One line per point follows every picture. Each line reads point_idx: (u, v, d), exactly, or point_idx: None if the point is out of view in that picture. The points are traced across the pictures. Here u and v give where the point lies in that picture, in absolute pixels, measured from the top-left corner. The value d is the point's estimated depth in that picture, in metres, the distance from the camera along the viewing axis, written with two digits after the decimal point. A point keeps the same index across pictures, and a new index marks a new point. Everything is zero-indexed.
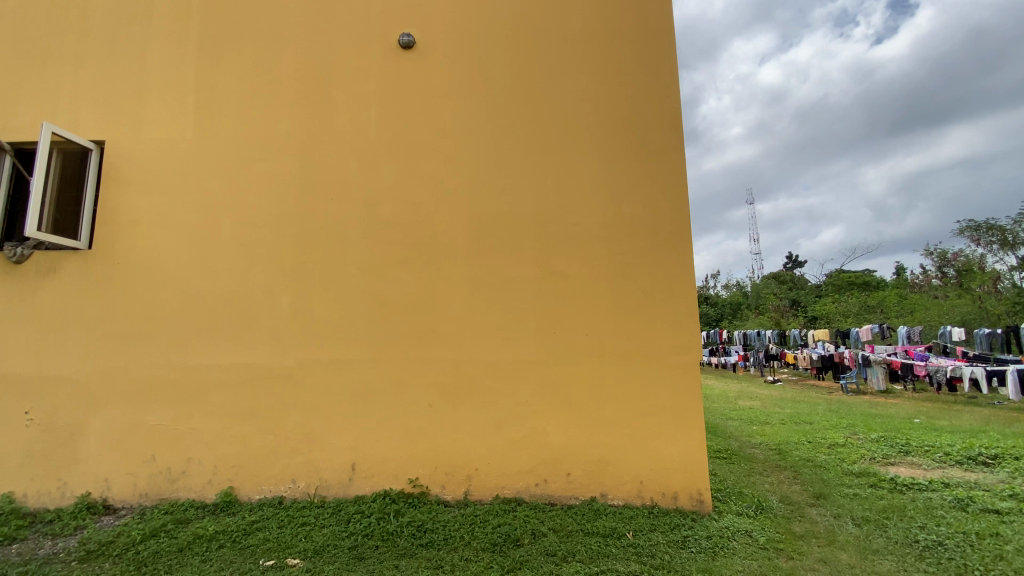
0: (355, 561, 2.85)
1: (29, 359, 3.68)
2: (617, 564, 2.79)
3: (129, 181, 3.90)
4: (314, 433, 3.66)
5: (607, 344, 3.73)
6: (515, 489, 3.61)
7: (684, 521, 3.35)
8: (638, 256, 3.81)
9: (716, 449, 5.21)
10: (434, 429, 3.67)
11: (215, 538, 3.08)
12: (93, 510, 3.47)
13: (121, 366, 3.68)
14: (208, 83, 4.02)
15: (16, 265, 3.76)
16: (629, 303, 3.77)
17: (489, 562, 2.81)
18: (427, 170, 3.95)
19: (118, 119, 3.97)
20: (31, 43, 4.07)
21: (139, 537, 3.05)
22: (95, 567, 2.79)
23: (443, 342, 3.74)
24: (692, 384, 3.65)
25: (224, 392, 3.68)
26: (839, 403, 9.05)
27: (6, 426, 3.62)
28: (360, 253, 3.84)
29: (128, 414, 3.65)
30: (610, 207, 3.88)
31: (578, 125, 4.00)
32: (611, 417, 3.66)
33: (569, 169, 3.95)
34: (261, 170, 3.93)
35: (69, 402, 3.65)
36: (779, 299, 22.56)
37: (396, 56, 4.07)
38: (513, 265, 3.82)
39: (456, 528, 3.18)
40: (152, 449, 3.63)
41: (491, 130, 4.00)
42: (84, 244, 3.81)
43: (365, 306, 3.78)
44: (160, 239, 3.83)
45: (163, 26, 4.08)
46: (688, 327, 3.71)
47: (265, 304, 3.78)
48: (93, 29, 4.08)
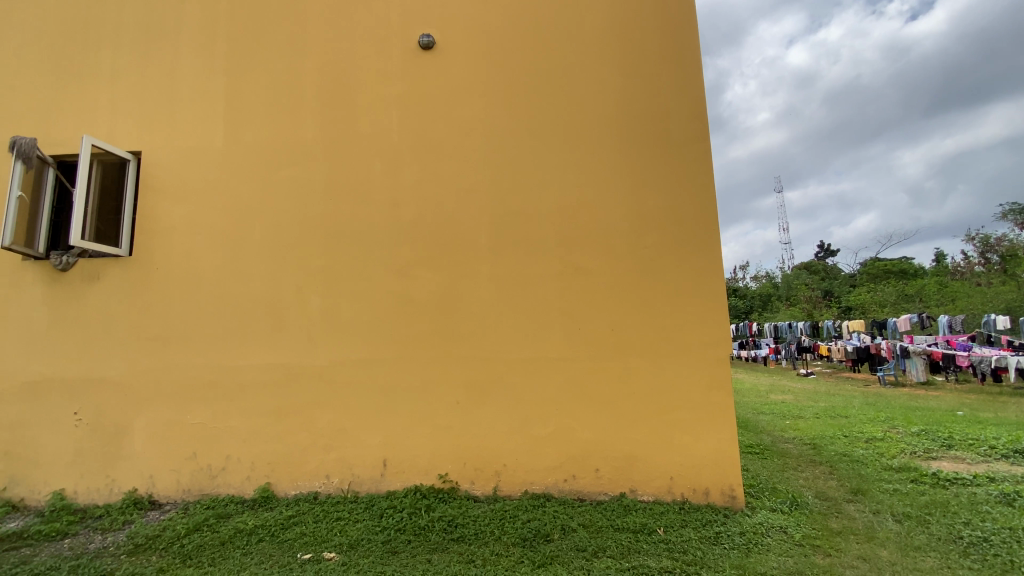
0: (388, 555, 2.92)
1: (77, 362, 3.86)
2: (649, 560, 2.78)
3: (164, 189, 4.04)
4: (345, 431, 3.74)
5: (634, 339, 3.69)
6: (544, 485, 3.62)
7: (717, 518, 3.31)
8: (664, 250, 3.76)
9: (748, 443, 5.12)
10: (462, 425, 3.70)
11: (255, 532, 3.19)
12: (140, 505, 3.65)
13: (162, 367, 3.83)
14: (235, 91, 4.14)
15: (62, 273, 3.95)
16: (656, 297, 3.72)
17: (519, 557, 2.84)
18: (450, 169, 3.98)
19: (152, 130, 4.12)
20: (68, 60, 4.25)
21: (183, 532, 3.19)
22: (143, 560, 2.93)
23: (469, 340, 3.77)
24: (720, 378, 3.60)
25: (258, 392, 3.80)
26: (877, 396, 8.75)
27: (56, 426, 3.81)
28: (386, 254, 3.90)
29: (170, 413, 3.80)
30: (635, 201, 3.84)
31: (600, 119, 3.96)
32: (639, 412, 3.64)
33: (592, 164, 3.92)
34: (289, 175, 4.02)
35: (115, 402, 3.82)
36: (811, 290, 21.90)
37: (416, 58, 4.10)
38: (536, 262, 3.82)
39: (486, 523, 3.22)
40: (192, 447, 3.78)
41: (511, 126, 4.00)
42: (125, 251, 3.97)
43: (392, 305, 3.84)
44: (195, 244, 3.97)
45: (192, 38, 4.22)
46: (716, 321, 3.65)
47: (296, 306, 3.87)
48: (127, 44, 4.24)
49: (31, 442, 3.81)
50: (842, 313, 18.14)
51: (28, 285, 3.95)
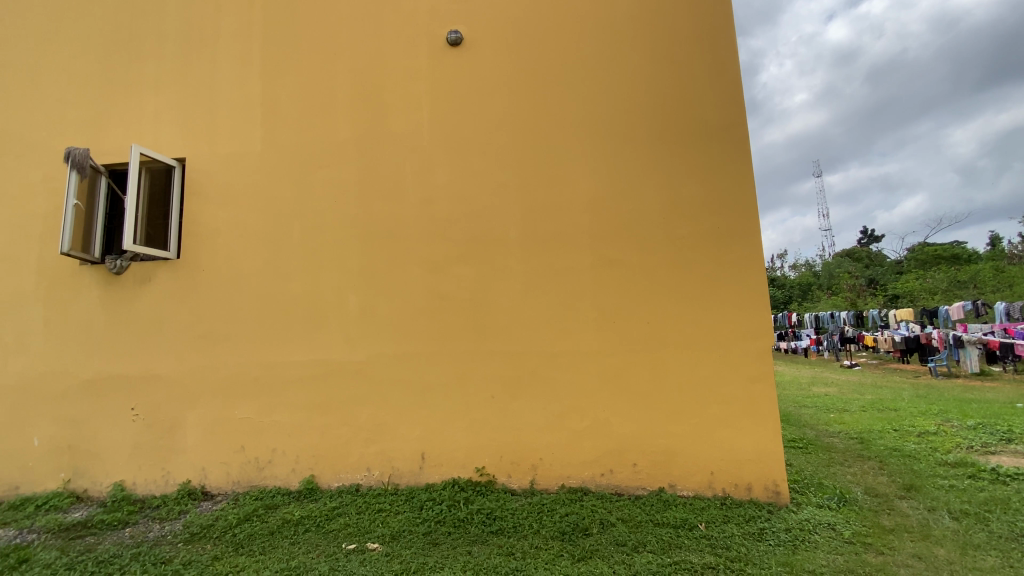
0: (430, 546, 2.98)
1: (132, 360, 4.07)
2: (691, 556, 2.74)
3: (207, 194, 4.20)
4: (384, 424, 3.82)
5: (671, 332, 3.64)
6: (581, 479, 3.61)
7: (761, 513, 3.23)
8: (702, 240, 3.68)
9: (790, 438, 4.97)
10: (497, 420, 3.73)
11: (301, 522, 3.31)
12: (193, 496, 3.83)
13: (210, 364, 4.00)
14: (271, 96, 4.25)
15: (116, 276, 4.16)
16: (693, 289, 3.65)
17: (559, 551, 2.84)
18: (482, 165, 3.98)
19: (195, 136, 4.28)
20: (115, 72, 4.44)
21: (234, 522, 3.34)
22: (199, 548, 3.08)
23: (504, 335, 3.78)
24: (761, 370, 3.52)
25: (301, 387, 3.92)
26: (928, 388, 8.33)
27: (115, 421, 4.04)
28: (419, 251, 3.95)
29: (219, 408, 3.97)
30: (671, 191, 3.76)
31: (633, 109, 3.89)
32: (679, 406, 3.58)
33: (625, 155, 3.85)
34: (324, 176, 4.12)
35: (168, 398, 4.01)
36: (853, 278, 20.97)
37: (444, 55, 4.12)
38: (569, 256, 3.80)
39: (524, 516, 3.24)
40: (240, 441, 3.93)
41: (541, 119, 3.98)
42: (173, 254, 4.15)
43: (426, 302, 3.88)
44: (237, 246, 4.11)
45: (230, 46, 4.35)
46: (755, 311, 3.56)
47: (334, 303, 3.97)
48: (169, 54, 4.41)
49: (92, 436, 4.04)
50: (888, 301, 17.32)
51: (86, 289, 4.18)
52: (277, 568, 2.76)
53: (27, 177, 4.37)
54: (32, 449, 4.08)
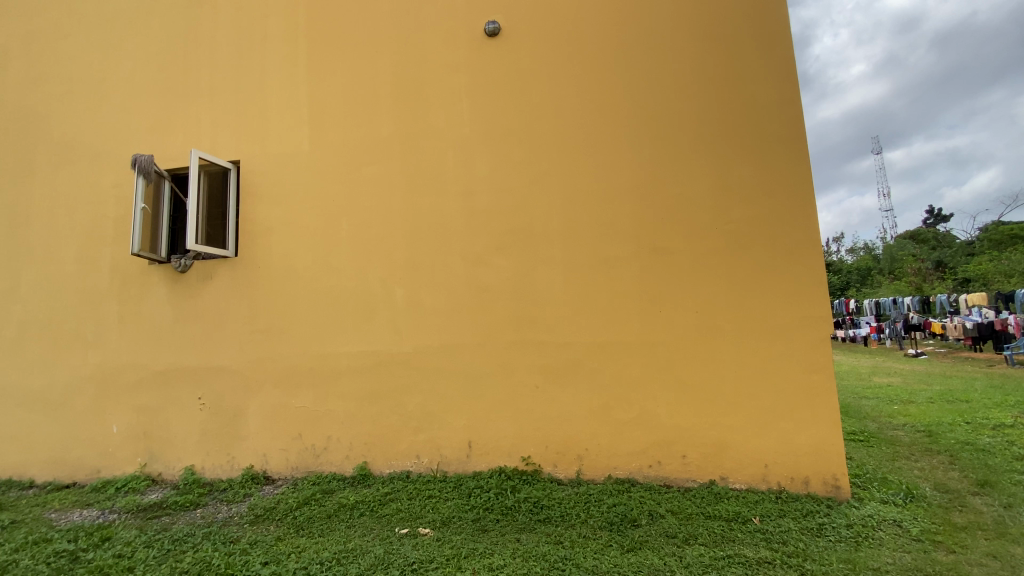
0: (479, 532, 3.05)
1: (198, 353, 4.34)
2: (746, 550, 2.67)
3: (260, 194, 4.39)
4: (432, 414, 3.92)
5: (721, 320, 3.54)
6: (628, 470, 3.58)
7: (820, 508, 3.12)
8: (753, 226, 3.57)
9: (850, 430, 4.74)
10: (543, 410, 3.74)
11: (357, 506, 3.46)
12: (256, 480, 4.07)
13: (268, 356, 4.21)
14: (317, 97, 4.38)
15: (181, 274, 4.43)
16: (743, 277, 3.54)
17: (608, 541, 2.84)
18: (523, 156, 3.97)
19: (247, 139, 4.47)
20: (173, 81, 4.69)
21: (295, 505, 3.53)
22: (263, 528, 3.28)
23: (547, 326, 3.78)
24: (817, 359, 3.39)
25: (352, 378, 4.07)
26: (1005, 378, 7.71)
27: (184, 409, 4.32)
28: (463, 244, 3.99)
29: (277, 398, 4.18)
30: (719, 175, 3.65)
31: (678, 91, 3.78)
32: (730, 397, 3.49)
33: (671, 140, 3.75)
34: (368, 173, 4.22)
35: (231, 388, 4.26)
36: (918, 261, 19.62)
37: (483, 47, 4.12)
38: (613, 245, 3.74)
39: (571, 505, 3.25)
40: (297, 429, 4.13)
41: (581, 107, 3.92)
42: (232, 252, 4.37)
43: (470, 293, 3.93)
44: (289, 243, 4.29)
45: (277, 51, 4.50)
46: (810, 299, 3.43)
47: (382, 297, 4.08)
48: (221, 61, 4.61)
49: (164, 424, 4.35)
50: (957, 285, 16.11)
51: (154, 286, 4.47)
52: (335, 549, 2.89)
53: (99, 184, 4.70)
54: (111, 435, 4.42)
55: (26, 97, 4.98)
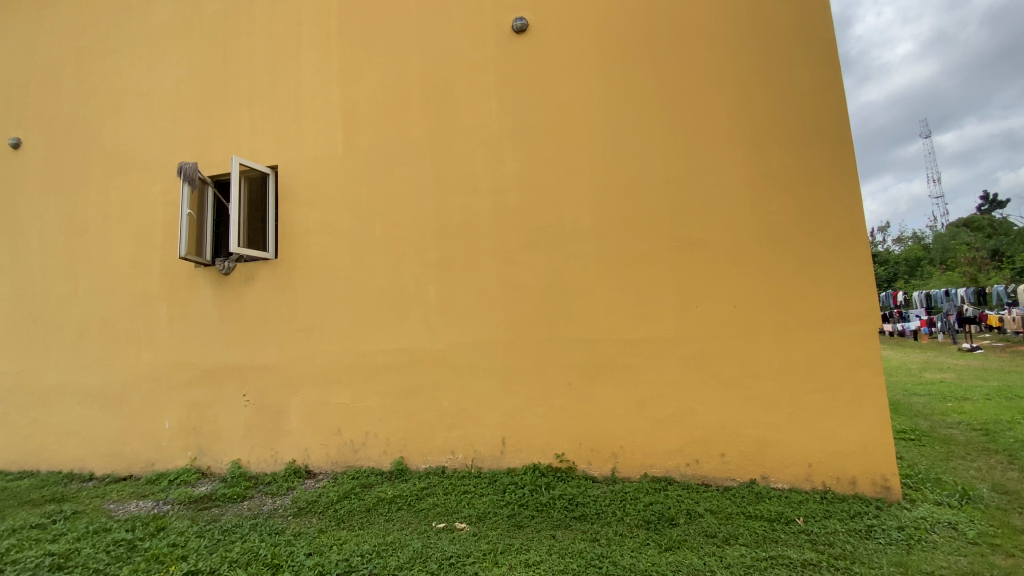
0: (514, 528, 3.07)
1: (242, 351, 4.52)
2: (789, 551, 2.60)
3: (297, 197, 4.52)
4: (466, 410, 3.96)
5: (761, 315, 3.45)
6: (665, 468, 3.53)
7: (868, 510, 3.00)
8: (793, 217, 3.45)
9: (900, 429, 4.53)
10: (576, 407, 3.73)
11: (394, 500, 3.54)
12: (298, 473, 4.22)
13: (308, 354, 4.35)
14: (350, 100, 4.47)
15: (225, 276, 4.62)
16: (783, 270, 3.43)
17: (645, 539, 2.81)
18: (553, 152, 3.95)
19: (284, 144, 4.60)
20: (214, 90, 4.87)
21: (335, 498, 3.64)
22: (306, 520, 3.40)
23: (580, 323, 3.76)
24: (862, 354, 3.26)
25: (388, 375, 4.15)
26: None
27: (230, 405, 4.51)
28: (494, 242, 4.00)
29: (317, 394, 4.31)
30: (755, 166, 3.55)
31: (712, 81, 3.69)
32: (771, 394, 3.40)
33: (705, 131, 3.67)
34: (400, 174, 4.28)
35: (273, 385, 4.42)
36: (972, 249, 18.51)
37: (511, 44, 4.11)
38: (646, 240, 3.69)
39: (607, 503, 3.23)
40: (336, 424, 4.25)
41: (612, 100, 3.87)
42: (272, 254, 4.52)
43: (502, 291, 3.95)
44: (325, 245, 4.40)
45: (311, 57, 4.62)
46: (854, 292, 3.31)
47: (415, 295, 4.15)
48: (258, 69, 4.76)
49: (212, 420, 4.55)
50: (1017, 275, 15.13)
51: (200, 288, 4.67)
52: (375, 542, 2.97)
53: (148, 191, 4.94)
54: (164, 430, 4.66)
55: (81, 112, 5.28)
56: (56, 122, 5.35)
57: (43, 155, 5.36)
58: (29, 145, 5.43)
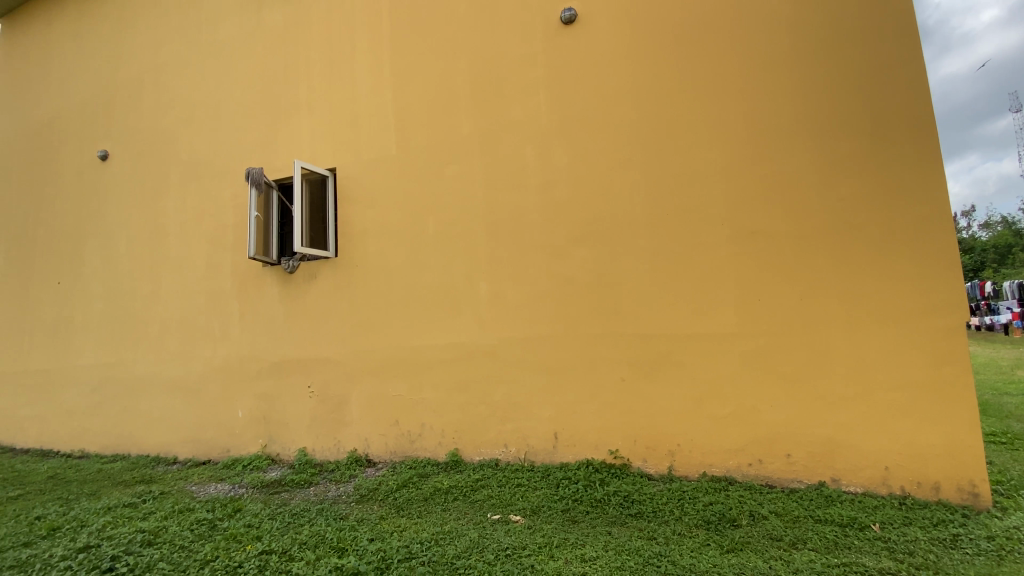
0: (569, 523, 3.08)
1: (306, 345, 4.76)
2: (864, 558, 2.46)
3: (354, 197, 4.70)
4: (519, 404, 3.99)
5: (829, 309, 3.26)
6: (725, 468, 3.42)
7: (953, 518, 2.79)
8: (866, 204, 3.24)
9: (988, 431, 4.18)
10: (631, 404, 3.68)
11: (450, 490, 3.63)
12: (359, 462, 4.41)
13: (366, 348, 4.52)
14: (402, 102, 4.58)
15: (290, 275, 4.88)
16: (855, 261, 3.23)
17: (705, 540, 2.74)
18: (604, 144, 3.89)
19: (341, 147, 4.79)
20: (276, 97, 5.14)
21: (394, 487, 3.78)
22: (368, 506, 3.55)
23: (634, 317, 3.70)
24: (945, 350, 3.04)
25: (442, 369, 4.25)
26: None
27: (296, 396, 4.77)
28: (545, 237, 4.00)
29: (375, 387, 4.48)
30: (823, 151, 3.36)
31: (773, 63, 3.52)
32: (841, 392, 3.22)
33: (766, 115, 3.50)
34: (451, 172, 4.35)
35: (335, 377, 4.63)
36: None
37: (559, 37, 4.08)
38: (703, 232, 3.57)
39: (663, 501, 3.18)
40: (394, 416, 4.41)
41: (665, 88, 3.76)
42: (333, 253, 4.72)
43: (553, 286, 3.94)
44: (381, 243, 4.55)
45: (365, 61, 4.77)
46: (936, 283, 3.09)
47: (467, 291, 4.21)
48: (316, 76, 4.97)
49: (279, 410, 4.83)
50: None
51: (267, 286, 4.96)
52: (433, 531, 3.07)
53: (220, 196, 5.29)
54: (237, 419, 5.00)
55: (158, 124, 5.71)
56: (138, 134, 5.81)
57: (126, 165, 5.84)
58: (116, 157, 5.93)
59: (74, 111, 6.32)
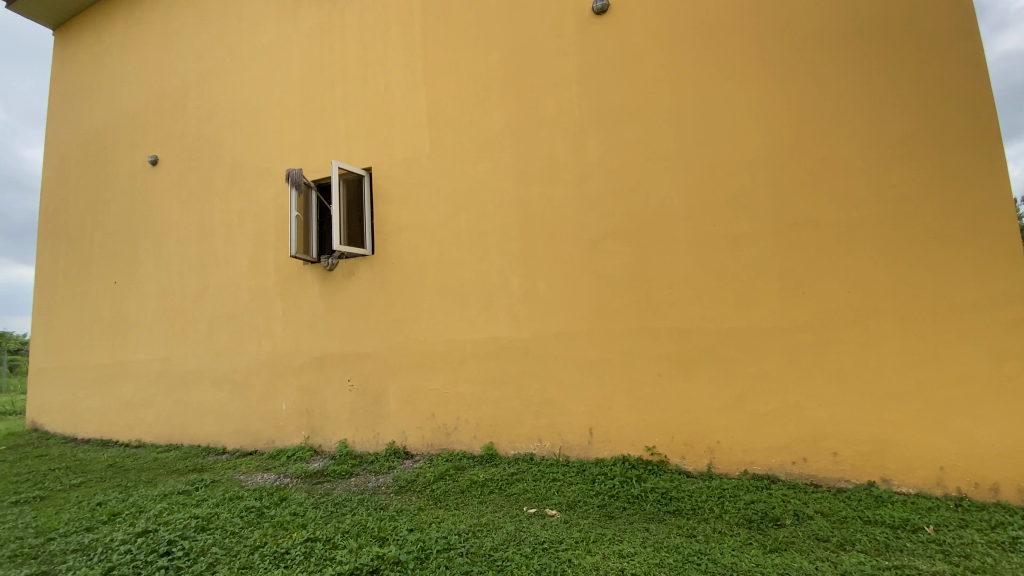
0: (606, 518, 3.07)
1: (345, 340, 4.91)
2: (917, 561, 2.36)
3: (389, 195, 4.79)
4: (554, 399, 4.00)
5: (879, 302, 3.13)
6: (767, 466, 3.34)
7: (1013, 521, 2.64)
8: (919, 191, 3.09)
9: None
10: (668, 400, 3.63)
11: (486, 484, 3.68)
12: (397, 454, 4.52)
13: (403, 343, 4.62)
14: (434, 99, 4.63)
15: (329, 272, 5.03)
16: (907, 251, 3.09)
17: (746, 539, 2.69)
18: (639, 136, 3.83)
19: (376, 146, 4.89)
20: (313, 99, 5.28)
21: (432, 479, 3.87)
22: (407, 497, 3.65)
23: (671, 312, 3.64)
24: (1008, 344, 2.88)
25: (477, 364, 4.30)
26: None
27: (336, 390, 4.93)
28: (578, 231, 3.98)
29: (412, 381, 4.57)
30: (872, 137, 3.22)
31: (817, 46, 3.38)
32: (892, 387, 3.09)
33: (809, 101, 3.38)
34: (483, 168, 4.38)
35: (373, 371, 4.76)
36: None
37: (592, 28, 4.03)
38: (743, 223, 3.47)
39: (703, 499, 3.13)
40: (431, 409, 4.49)
41: (702, 77, 3.67)
42: (369, 251, 4.83)
43: (588, 280, 3.92)
44: (416, 240, 4.63)
45: (398, 60, 4.84)
46: (997, 273, 2.92)
47: (501, 286, 4.24)
48: (351, 77, 5.08)
49: (321, 403, 5.00)
50: None
51: (307, 283, 5.12)
52: (471, 523, 3.12)
53: (262, 197, 5.49)
54: (281, 411, 5.20)
55: (204, 129, 5.96)
56: (185, 139, 6.08)
57: (175, 169, 6.13)
58: (165, 162, 6.23)
59: (126, 119, 6.66)
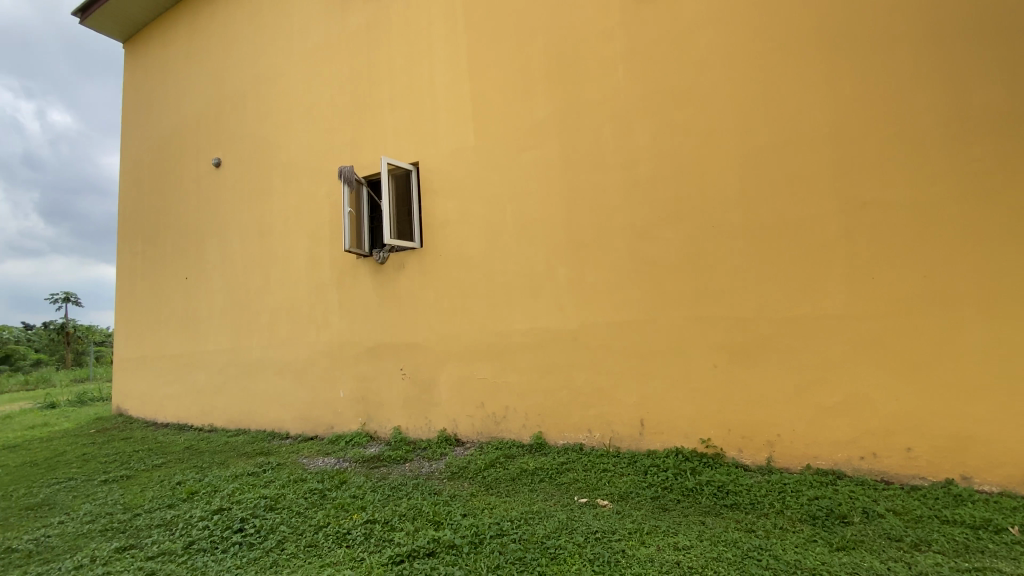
0: (660, 510, 3.04)
1: (396, 331, 5.06)
2: (1005, 565, 2.20)
3: (436, 189, 4.86)
4: (604, 389, 3.97)
5: (960, 287, 2.90)
6: (832, 461, 3.19)
7: None
8: (1007, 165, 2.83)
9: None
10: (724, 391, 3.52)
11: (537, 472, 3.72)
12: (449, 441, 4.64)
13: (452, 333, 4.71)
14: (478, 91, 4.65)
15: (380, 265, 5.19)
16: (993, 232, 2.84)
17: (810, 536, 2.59)
18: (690, 118, 3.69)
19: (422, 141, 4.97)
20: (362, 97, 5.42)
21: (483, 466, 3.95)
22: (460, 483, 3.74)
23: (726, 300, 3.51)
24: None
25: (525, 354, 4.32)
26: None
27: (390, 379, 5.10)
28: (627, 219, 3.90)
29: (462, 371, 4.66)
30: (951, 109, 2.97)
31: (888, 13, 3.14)
32: (974, 379, 2.87)
33: (879, 72, 3.15)
34: (529, 158, 4.36)
35: (424, 361, 4.89)
36: None
37: (639, 9, 3.91)
38: (805, 206, 3.29)
39: (762, 493, 3.03)
40: (480, 398, 4.57)
41: (759, 53, 3.49)
42: (418, 244, 4.94)
43: (637, 269, 3.84)
44: (463, 232, 4.69)
45: (442, 54, 4.89)
46: None
47: (548, 276, 4.23)
48: (397, 73, 5.17)
49: (375, 391, 5.19)
50: None
51: (360, 276, 5.31)
52: (522, 510, 3.17)
53: (316, 194, 5.72)
54: (338, 399, 5.44)
55: (260, 131, 6.25)
56: (244, 142, 6.41)
57: (236, 170, 6.47)
58: (227, 164, 6.59)
59: (191, 124, 7.09)
